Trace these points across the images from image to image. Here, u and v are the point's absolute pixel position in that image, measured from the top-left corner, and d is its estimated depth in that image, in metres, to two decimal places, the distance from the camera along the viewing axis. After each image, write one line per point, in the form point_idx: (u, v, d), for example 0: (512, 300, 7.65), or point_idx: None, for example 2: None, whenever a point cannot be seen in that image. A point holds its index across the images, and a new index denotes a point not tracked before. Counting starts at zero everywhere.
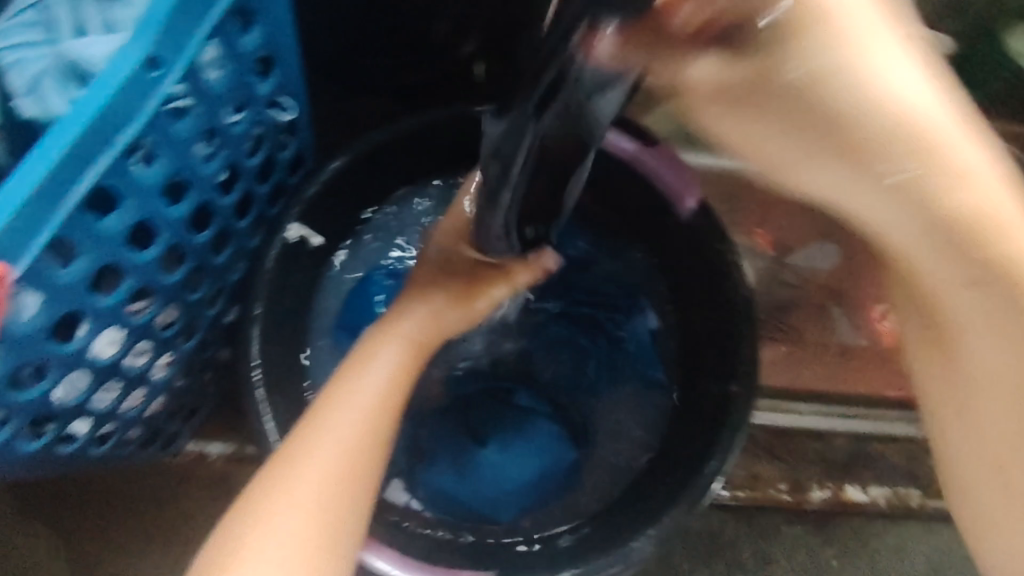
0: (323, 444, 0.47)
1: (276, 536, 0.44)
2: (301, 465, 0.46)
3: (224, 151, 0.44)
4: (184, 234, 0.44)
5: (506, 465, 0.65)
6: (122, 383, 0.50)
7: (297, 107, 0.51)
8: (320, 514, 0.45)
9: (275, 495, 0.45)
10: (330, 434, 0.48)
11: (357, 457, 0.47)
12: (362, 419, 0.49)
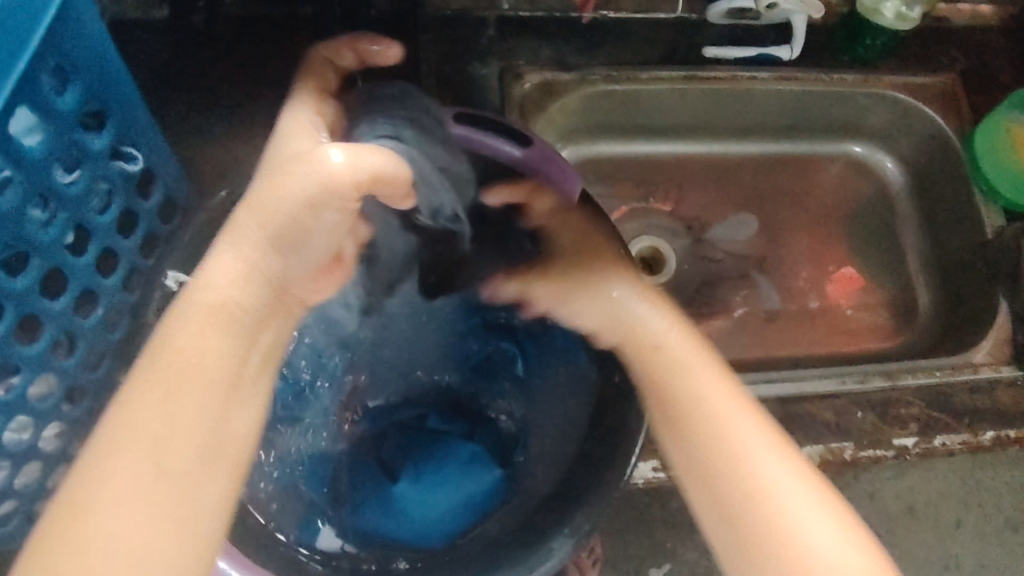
0: (182, 396, 0.37)
1: (121, 490, 0.35)
2: (144, 405, 0.37)
3: (64, 213, 0.43)
4: (35, 304, 0.43)
5: (427, 487, 0.59)
6: (5, 463, 0.48)
7: (149, 157, 0.50)
8: (213, 427, 0.38)
9: (133, 418, 0.36)
10: (195, 324, 0.39)
11: (234, 355, 0.40)
12: (222, 312, 0.40)
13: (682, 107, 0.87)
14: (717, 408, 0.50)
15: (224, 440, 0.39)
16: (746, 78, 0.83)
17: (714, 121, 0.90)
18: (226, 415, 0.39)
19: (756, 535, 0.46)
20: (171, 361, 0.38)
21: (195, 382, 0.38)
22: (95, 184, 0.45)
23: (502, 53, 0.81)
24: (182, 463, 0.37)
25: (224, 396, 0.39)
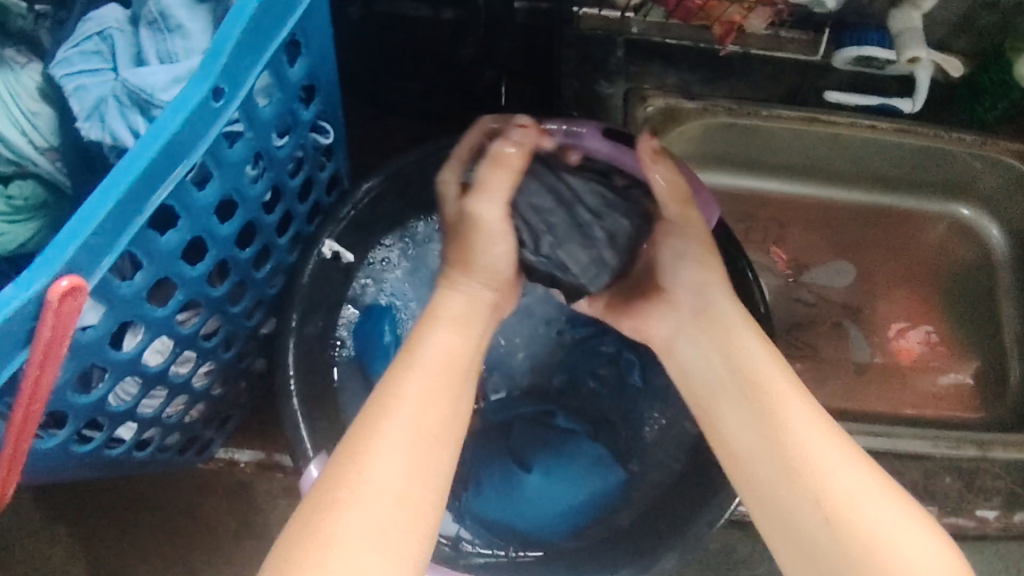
0: (417, 377, 0.47)
1: (386, 437, 0.44)
2: (390, 387, 0.47)
3: (270, 173, 0.48)
4: (230, 252, 0.48)
5: (554, 484, 0.62)
6: (166, 390, 0.53)
7: (334, 132, 0.55)
8: (443, 402, 0.47)
9: (392, 387, 0.46)
10: (425, 333, 0.50)
11: (455, 352, 0.50)
12: (449, 323, 0.51)
13: (798, 149, 0.88)
14: (805, 439, 0.46)
15: (452, 417, 0.47)
16: (866, 125, 0.84)
17: (829, 164, 0.90)
18: (456, 396, 0.48)
19: (853, 555, 0.43)
20: (414, 355, 0.49)
21: (437, 369, 0.48)
22: (296, 151, 0.50)
23: (632, 75, 0.84)
24: (422, 422, 0.45)
25: (455, 381, 0.48)
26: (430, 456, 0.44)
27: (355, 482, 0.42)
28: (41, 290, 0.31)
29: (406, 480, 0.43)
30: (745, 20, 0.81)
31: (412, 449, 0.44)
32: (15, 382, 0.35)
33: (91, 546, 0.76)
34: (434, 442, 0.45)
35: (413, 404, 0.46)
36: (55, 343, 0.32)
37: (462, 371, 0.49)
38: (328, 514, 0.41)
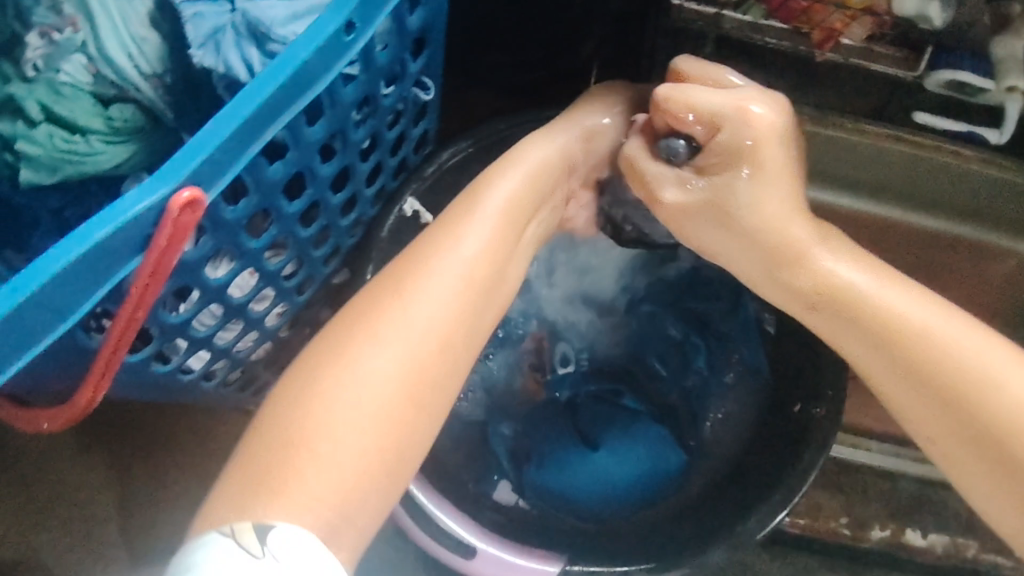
0: (470, 225, 0.48)
1: (423, 282, 0.46)
2: (439, 232, 0.48)
3: (372, 120, 0.48)
4: (325, 193, 0.48)
5: (616, 461, 0.65)
6: (242, 324, 0.54)
7: (434, 90, 0.55)
8: (484, 258, 0.48)
9: (442, 232, 0.48)
10: (490, 180, 0.51)
11: (514, 204, 0.50)
12: (518, 175, 0.51)
13: (873, 168, 0.82)
14: (890, 302, 0.46)
15: (488, 272, 0.48)
16: (947, 150, 0.78)
17: (934, 193, 0.83)
18: (501, 250, 0.49)
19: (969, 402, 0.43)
20: (469, 203, 0.50)
21: (491, 222, 0.49)
22: (397, 103, 0.50)
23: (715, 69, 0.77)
24: (456, 271, 0.47)
25: (504, 234, 0.49)
26: (457, 314, 0.46)
27: (377, 319, 0.44)
28: (165, 196, 0.32)
29: (429, 333, 0.44)
30: (845, 29, 0.72)
31: (444, 300, 0.45)
32: (120, 290, 0.36)
33: (127, 479, 0.77)
34: (468, 299, 0.47)
35: (455, 253, 0.47)
36: (168, 253, 0.32)
37: (495, 252, 0.49)
38: (341, 354, 0.43)
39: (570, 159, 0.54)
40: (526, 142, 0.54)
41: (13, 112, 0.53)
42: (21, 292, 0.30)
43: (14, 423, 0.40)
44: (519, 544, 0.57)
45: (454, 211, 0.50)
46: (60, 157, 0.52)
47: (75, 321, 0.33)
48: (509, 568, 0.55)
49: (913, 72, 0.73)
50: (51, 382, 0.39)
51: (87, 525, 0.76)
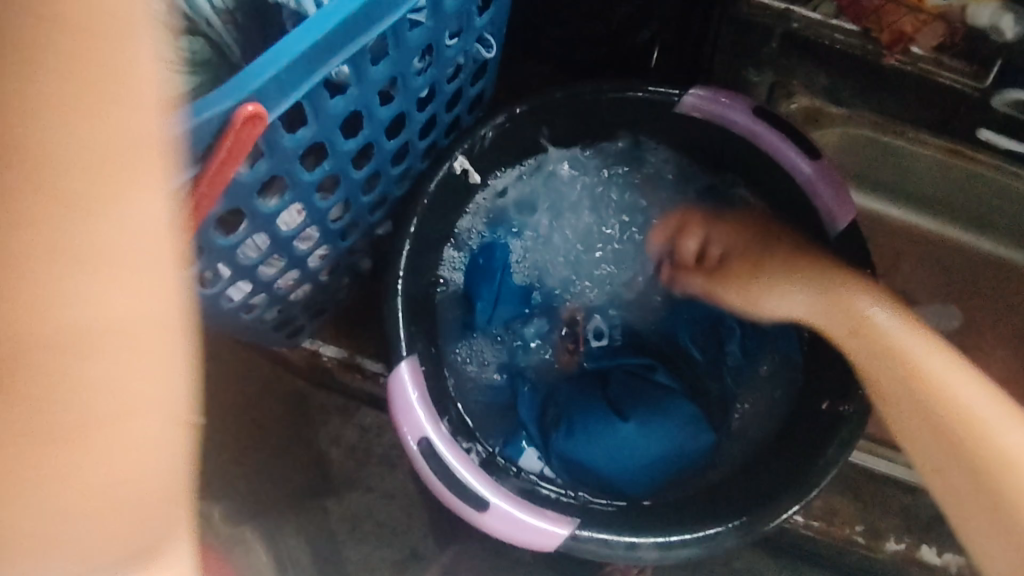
0: (79, 137, 0.28)
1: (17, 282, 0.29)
2: (46, 168, 0.28)
3: (434, 70, 0.48)
4: (380, 137, 0.49)
5: (644, 433, 0.65)
6: (286, 259, 0.54)
7: (495, 48, 0.56)
8: (91, 213, 0.29)
9: (41, 169, 0.28)
10: (52, 40, 0.28)
11: (133, 109, 0.29)
12: (108, 46, 0.28)
13: (931, 179, 0.83)
14: (934, 370, 0.58)
15: (138, 230, 0.30)
16: (1007, 169, 0.78)
17: (960, 203, 0.85)
18: (125, 178, 0.29)
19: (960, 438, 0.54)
20: (45, 83, 0.28)
21: (86, 147, 0.29)
22: (459, 56, 0.51)
23: (780, 68, 0.80)
24: (82, 242, 0.29)
25: (119, 156, 0.29)
26: (122, 318, 0.31)
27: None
28: (229, 111, 0.33)
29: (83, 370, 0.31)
30: (916, 34, 0.72)
31: (63, 272, 0.29)
32: (175, 201, 0.37)
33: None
34: (110, 279, 0.30)
35: (74, 224, 0.29)
36: (225, 165, 0.33)
37: (128, 143, 0.29)
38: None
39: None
40: None
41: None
42: None
43: None
44: (531, 504, 0.58)
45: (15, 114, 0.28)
46: None
47: None
48: (519, 525, 0.56)
49: (979, 84, 0.73)
50: None
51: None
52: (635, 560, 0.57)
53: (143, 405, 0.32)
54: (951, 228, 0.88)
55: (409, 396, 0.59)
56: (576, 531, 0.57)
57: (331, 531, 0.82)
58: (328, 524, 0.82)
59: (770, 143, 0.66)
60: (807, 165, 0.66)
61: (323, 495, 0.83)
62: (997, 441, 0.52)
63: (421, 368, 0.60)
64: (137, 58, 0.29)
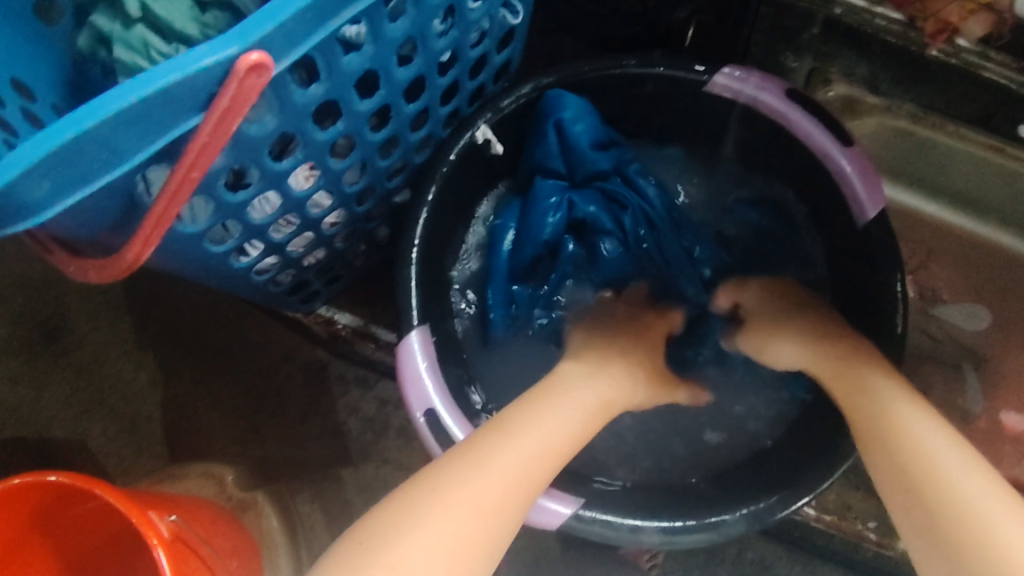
0: (551, 417, 0.54)
1: (519, 449, 0.50)
2: (545, 398, 0.55)
3: (456, 32, 0.47)
4: (398, 100, 0.48)
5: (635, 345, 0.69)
6: (297, 222, 0.54)
7: (523, 15, 0.55)
8: (540, 420, 0.53)
9: (548, 402, 0.55)
10: (577, 411, 0.55)
11: (593, 410, 0.56)
12: (584, 410, 0.56)
13: (970, 176, 0.82)
14: (905, 412, 0.51)
15: (550, 432, 0.53)
16: None
17: (995, 202, 0.83)
18: (576, 424, 0.55)
19: (919, 477, 0.48)
20: (568, 388, 0.56)
21: (559, 428, 0.53)
22: (484, 19, 0.50)
23: (820, 53, 0.78)
24: (521, 443, 0.51)
25: (574, 423, 0.54)
26: (510, 474, 0.49)
27: (490, 456, 0.49)
28: (231, 57, 0.32)
29: (474, 489, 0.47)
30: (961, 24, 0.67)
31: (542, 460, 0.51)
32: (177, 150, 0.36)
33: (174, 378, 0.85)
34: (507, 448, 0.50)
35: (527, 424, 0.52)
36: (229, 114, 0.33)
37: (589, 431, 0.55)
38: (419, 512, 0.45)
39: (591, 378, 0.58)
40: (562, 395, 0.56)
41: (116, 11, 0.51)
42: (80, 123, 0.30)
43: (65, 272, 0.41)
44: (536, 481, 0.57)
45: (551, 395, 0.56)
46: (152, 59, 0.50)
47: (129, 168, 0.33)
48: (520, 502, 0.56)
49: None
50: (103, 235, 0.40)
51: (134, 419, 0.84)
52: (638, 543, 0.57)
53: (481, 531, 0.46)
54: (987, 226, 0.85)
55: (417, 364, 0.58)
56: (580, 511, 0.56)
57: (345, 500, 0.82)
58: (342, 494, 0.82)
59: (801, 127, 0.65)
60: (837, 150, 0.64)
61: (337, 464, 0.83)
62: (957, 485, 0.46)
63: (431, 338, 0.60)
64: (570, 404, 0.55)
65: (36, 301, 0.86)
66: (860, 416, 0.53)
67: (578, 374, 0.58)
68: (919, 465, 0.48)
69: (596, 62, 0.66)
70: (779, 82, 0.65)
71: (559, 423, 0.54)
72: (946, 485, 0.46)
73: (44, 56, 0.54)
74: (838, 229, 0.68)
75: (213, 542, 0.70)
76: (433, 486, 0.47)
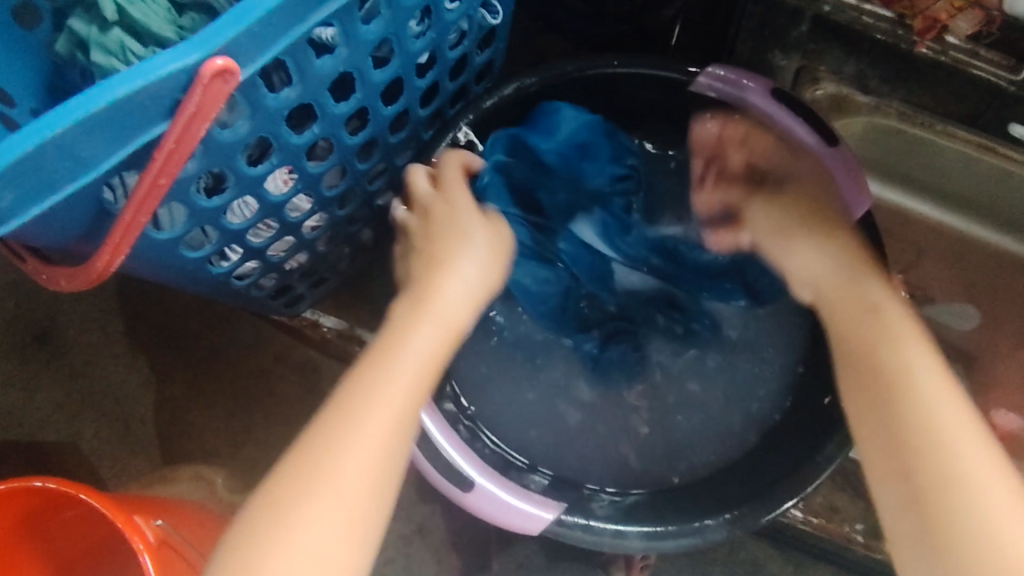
0: (395, 364, 0.49)
1: (370, 416, 0.46)
2: (384, 345, 0.51)
3: (433, 33, 0.47)
4: (375, 102, 0.48)
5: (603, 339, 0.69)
6: (277, 226, 0.53)
7: (503, 15, 0.54)
8: (381, 374, 0.49)
9: (394, 346, 0.51)
10: (422, 351, 0.51)
11: (438, 343, 0.52)
12: (427, 342, 0.52)
13: (960, 176, 0.81)
14: (893, 358, 0.51)
15: (391, 388, 0.48)
16: None
17: (982, 201, 0.83)
18: (425, 365, 0.51)
19: (911, 441, 0.46)
20: (403, 329, 0.52)
21: (410, 378, 0.49)
22: (462, 19, 0.50)
23: (808, 52, 0.77)
24: (368, 410, 0.47)
25: (416, 359, 0.50)
26: (367, 449, 0.45)
27: (341, 440, 0.45)
28: (196, 63, 0.31)
29: (331, 476, 0.44)
30: (949, 22, 0.67)
31: (396, 422, 0.47)
32: (145, 158, 0.35)
33: (163, 379, 0.85)
34: (350, 420, 0.46)
35: (368, 384, 0.48)
36: (195, 121, 0.32)
37: (435, 358, 0.52)
38: (280, 529, 0.42)
39: (445, 309, 0.54)
40: (403, 335, 0.51)
41: (92, 15, 0.50)
42: (42, 132, 0.30)
43: (36, 281, 0.41)
44: (518, 486, 0.57)
45: (393, 338, 0.51)
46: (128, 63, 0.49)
47: (95, 176, 0.33)
48: (502, 507, 0.55)
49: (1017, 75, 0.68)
50: (75, 243, 0.39)
51: (127, 421, 0.84)
52: (621, 548, 0.56)
53: (356, 521, 0.43)
54: (975, 224, 0.85)
55: None
56: (563, 516, 0.56)
57: None
58: None
59: (787, 128, 0.64)
60: (822, 149, 0.63)
61: None
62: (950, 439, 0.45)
63: None
64: (411, 346, 0.51)
65: (26, 303, 0.85)
66: (852, 359, 0.53)
67: (423, 311, 0.54)
68: (914, 418, 0.47)
69: (580, 62, 0.65)
70: (764, 83, 0.64)
71: (406, 368, 0.49)
72: (932, 446, 0.46)
73: (22, 62, 0.53)
74: None
75: (201, 547, 0.70)
76: (316, 465, 0.44)
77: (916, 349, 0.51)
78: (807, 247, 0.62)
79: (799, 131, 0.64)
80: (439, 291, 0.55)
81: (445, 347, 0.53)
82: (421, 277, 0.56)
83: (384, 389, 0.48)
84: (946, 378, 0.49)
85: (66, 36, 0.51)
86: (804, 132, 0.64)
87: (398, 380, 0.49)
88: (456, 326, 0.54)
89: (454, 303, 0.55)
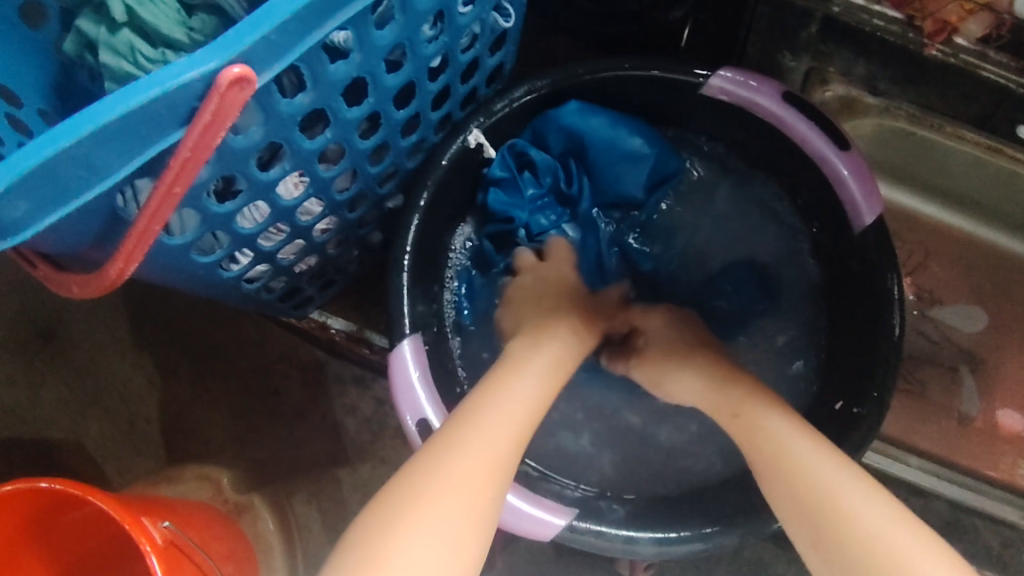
0: (507, 397, 0.52)
1: (483, 433, 0.48)
2: (492, 384, 0.53)
3: (446, 37, 0.47)
4: (388, 106, 0.48)
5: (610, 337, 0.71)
6: (287, 230, 0.53)
7: (515, 18, 0.54)
8: (494, 407, 0.51)
9: (501, 386, 0.53)
10: (531, 392, 0.54)
11: (543, 389, 0.55)
12: (534, 386, 0.54)
13: (969, 178, 0.81)
14: (798, 450, 0.50)
15: (504, 419, 0.50)
16: None
17: (992, 203, 0.83)
18: (532, 406, 0.53)
19: (828, 528, 0.45)
20: (510, 371, 0.55)
21: (521, 413, 0.52)
22: (475, 23, 0.49)
23: (818, 53, 0.77)
24: (482, 430, 0.48)
25: (529, 401, 0.53)
26: (485, 462, 0.47)
27: (456, 451, 0.46)
28: (213, 71, 0.31)
29: (444, 480, 0.44)
30: (960, 24, 0.67)
31: (512, 451, 0.49)
32: (160, 165, 0.35)
33: (169, 379, 0.84)
34: (462, 438, 0.48)
35: (481, 410, 0.50)
36: (211, 130, 0.32)
37: (543, 402, 0.54)
38: (402, 520, 0.42)
39: (552, 360, 0.58)
40: (512, 376, 0.54)
41: (101, 15, 0.50)
42: (58, 141, 0.30)
43: (48, 286, 0.41)
44: (530, 492, 0.57)
45: (500, 379, 0.54)
46: (137, 65, 0.49)
47: (110, 184, 0.33)
48: (514, 513, 0.56)
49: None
50: (87, 249, 0.39)
51: (132, 421, 0.84)
52: (633, 554, 0.56)
53: (477, 524, 0.44)
54: (985, 227, 0.85)
55: (409, 373, 0.58)
56: (575, 523, 0.56)
57: (339, 502, 0.81)
58: (336, 496, 0.81)
59: (797, 131, 0.64)
60: (833, 152, 0.63)
61: (331, 466, 0.82)
62: (859, 519, 0.44)
63: (423, 347, 0.60)
64: (519, 388, 0.53)
65: (31, 301, 0.85)
66: (759, 452, 0.52)
67: (528, 360, 0.57)
68: (824, 505, 0.46)
69: (589, 65, 0.65)
70: (775, 85, 0.64)
71: (520, 404, 0.52)
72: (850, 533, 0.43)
73: (30, 63, 0.53)
74: (834, 231, 0.67)
75: (208, 549, 0.70)
76: (406, 492, 0.43)
77: (812, 442, 0.50)
78: (652, 355, 0.65)
79: (811, 134, 0.63)
80: (539, 343, 0.59)
81: (550, 395, 0.55)
82: (529, 331, 0.61)
83: (496, 418, 0.50)
84: (840, 460, 0.48)
85: (78, 36, 0.51)
86: (815, 135, 0.63)
87: (509, 411, 0.51)
88: (560, 374, 0.57)
89: (554, 353, 0.58)
